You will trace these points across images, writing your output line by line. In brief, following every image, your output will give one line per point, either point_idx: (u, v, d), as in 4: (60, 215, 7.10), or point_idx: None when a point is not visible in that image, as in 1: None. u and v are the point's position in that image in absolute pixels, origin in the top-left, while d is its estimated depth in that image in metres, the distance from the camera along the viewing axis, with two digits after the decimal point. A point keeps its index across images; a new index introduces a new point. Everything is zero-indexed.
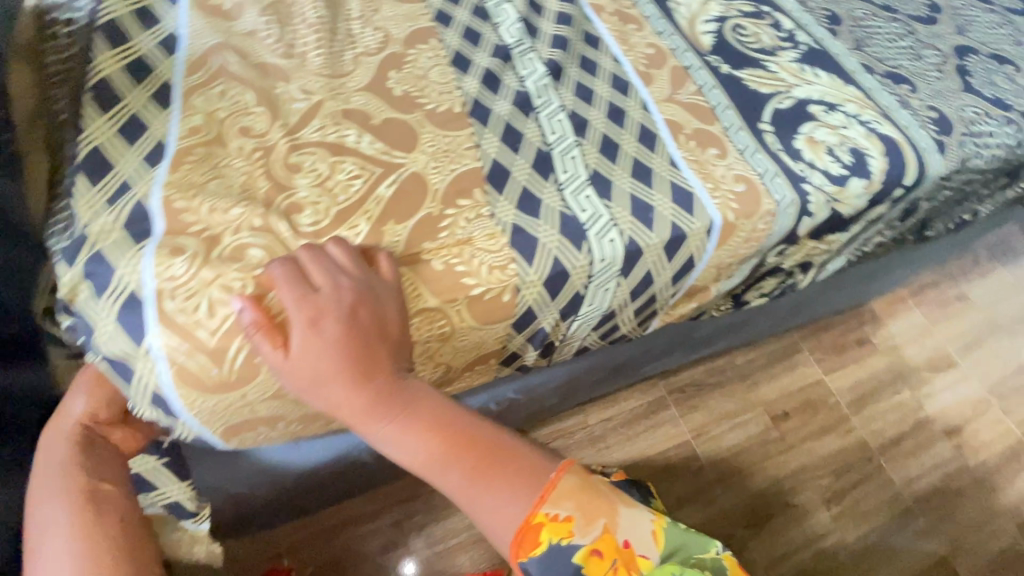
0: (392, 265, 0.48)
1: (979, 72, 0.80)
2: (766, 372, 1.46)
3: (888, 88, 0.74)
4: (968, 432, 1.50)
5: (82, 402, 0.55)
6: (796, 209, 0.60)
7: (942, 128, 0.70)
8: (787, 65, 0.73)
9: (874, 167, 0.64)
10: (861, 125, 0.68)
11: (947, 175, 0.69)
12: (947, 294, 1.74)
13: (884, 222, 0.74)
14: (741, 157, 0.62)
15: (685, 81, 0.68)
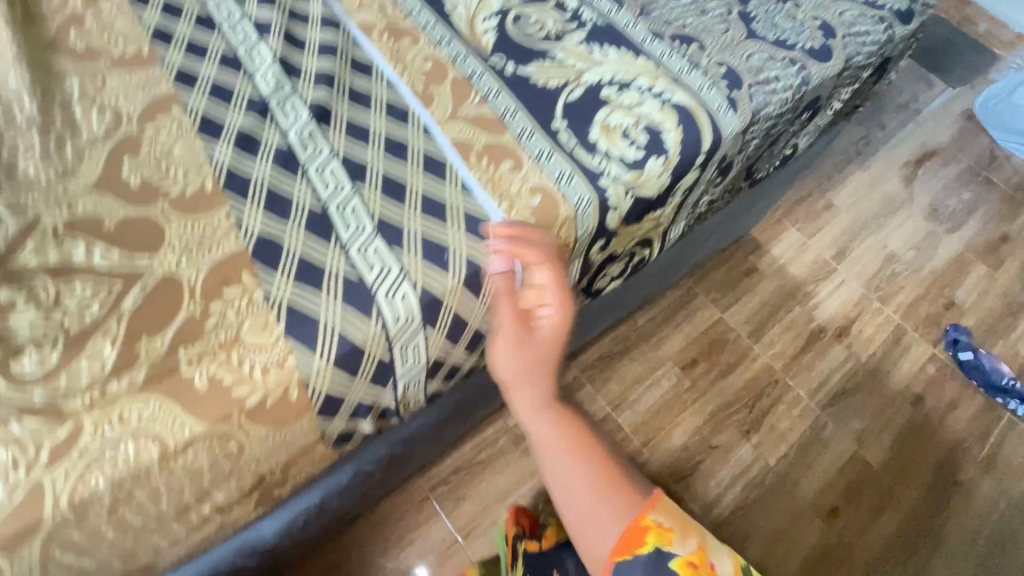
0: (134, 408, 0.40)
1: (762, 15, 0.81)
2: (668, 325, 1.51)
3: (677, 50, 0.73)
4: (856, 330, 1.62)
5: None
6: (597, 207, 0.58)
7: (732, 83, 0.71)
8: (575, 50, 0.71)
9: (670, 142, 0.64)
10: (654, 97, 0.67)
11: (746, 128, 0.70)
12: (815, 206, 1.86)
13: (704, 184, 0.75)
14: (535, 164, 0.59)
15: (468, 91, 0.64)
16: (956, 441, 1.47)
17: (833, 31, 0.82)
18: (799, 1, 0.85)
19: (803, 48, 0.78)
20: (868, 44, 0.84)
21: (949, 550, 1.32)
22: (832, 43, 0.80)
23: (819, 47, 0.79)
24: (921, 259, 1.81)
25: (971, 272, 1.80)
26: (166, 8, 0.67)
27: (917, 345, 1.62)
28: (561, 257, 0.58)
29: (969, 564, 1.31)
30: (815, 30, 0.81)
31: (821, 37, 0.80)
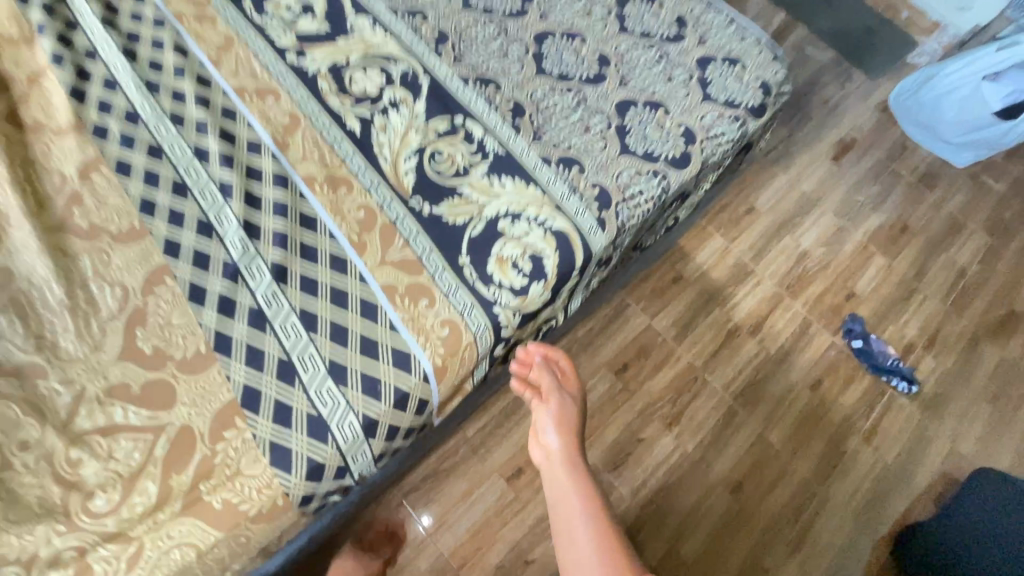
0: (181, 528, 0.64)
1: (635, 127, 1.00)
2: (604, 336, 1.74)
3: (561, 175, 0.93)
4: (768, 326, 1.87)
5: None
6: (491, 330, 0.79)
7: (602, 203, 0.91)
8: (478, 184, 0.90)
9: (549, 267, 0.84)
10: (539, 226, 0.87)
11: (614, 239, 0.91)
12: (739, 209, 2.05)
13: (589, 277, 0.96)
14: (445, 299, 0.79)
15: (393, 235, 0.83)
16: (845, 417, 1.76)
17: (694, 136, 1.01)
18: (668, 107, 1.04)
19: (665, 158, 0.98)
20: (723, 142, 1.03)
21: (832, 509, 1.63)
22: (691, 149, 1.00)
23: (679, 155, 0.99)
24: (830, 255, 2.03)
25: (872, 263, 2.04)
26: (148, 177, 0.83)
27: (820, 335, 1.88)
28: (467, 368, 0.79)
29: (847, 520, 1.62)
30: (678, 138, 1.00)
31: (683, 145, 1.00)
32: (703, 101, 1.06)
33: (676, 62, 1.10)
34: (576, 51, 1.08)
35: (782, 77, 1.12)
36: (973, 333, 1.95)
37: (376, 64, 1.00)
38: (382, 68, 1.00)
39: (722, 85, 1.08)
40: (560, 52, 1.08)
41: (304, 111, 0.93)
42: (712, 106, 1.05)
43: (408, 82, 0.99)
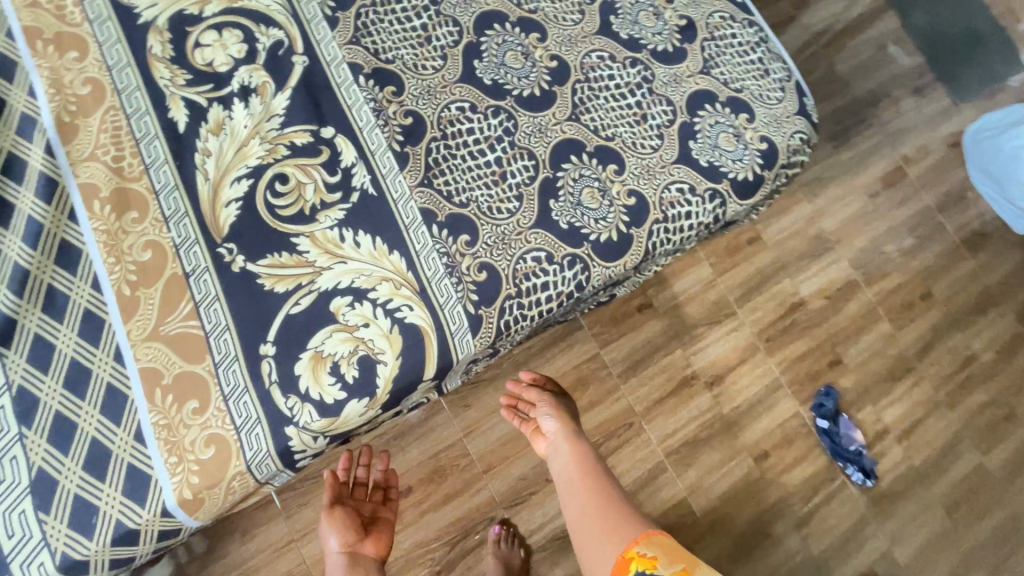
0: None
1: (568, 187, 0.74)
2: (541, 358, 1.54)
3: (442, 244, 0.68)
4: (729, 380, 1.66)
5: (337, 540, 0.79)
6: (278, 455, 0.60)
7: (485, 295, 0.68)
8: (323, 238, 0.66)
9: (382, 379, 0.63)
10: (385, 317, 0.65)
11: (490, 345, 0.69)
12: (740, 238, 1.76)
13: (461, 372, 0.75)
14: (222, 405, 0.59)
15: (181, 296, 0.61)
16: (781, 498, 1.60)
17: (645, 213, 0.75)
18: (625, 163, 0.76)
19: (594, 240, 0.72)
20: (685, 227, 0.77)
21: None
22: (636, 232, 0.74)
23: (617, 238, 0.73)
24: (828, 311, 1.75)
25: (873, 329, 1.76)
26: None
27: (785, 401, 1.68)
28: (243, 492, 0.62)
29: None
30: (622, 213, 0.74)
31: (625, 224, 0.74)
32: (676, 161, 0.78)
33: (659, 94, 0.81)
34: (525, 53, 0.79)
35: (797, 141, 0.83)
36: (959, 431, 1.72)
37: (236, 23, 0.72)
38: (244, 31, 0.72)
39: (711, 142, 0.80)
40: (503, 50, 0.78)
41: (111, 80, 0.67)
42: (685, 172, 0.78)
43: (274, 60, 0.72)
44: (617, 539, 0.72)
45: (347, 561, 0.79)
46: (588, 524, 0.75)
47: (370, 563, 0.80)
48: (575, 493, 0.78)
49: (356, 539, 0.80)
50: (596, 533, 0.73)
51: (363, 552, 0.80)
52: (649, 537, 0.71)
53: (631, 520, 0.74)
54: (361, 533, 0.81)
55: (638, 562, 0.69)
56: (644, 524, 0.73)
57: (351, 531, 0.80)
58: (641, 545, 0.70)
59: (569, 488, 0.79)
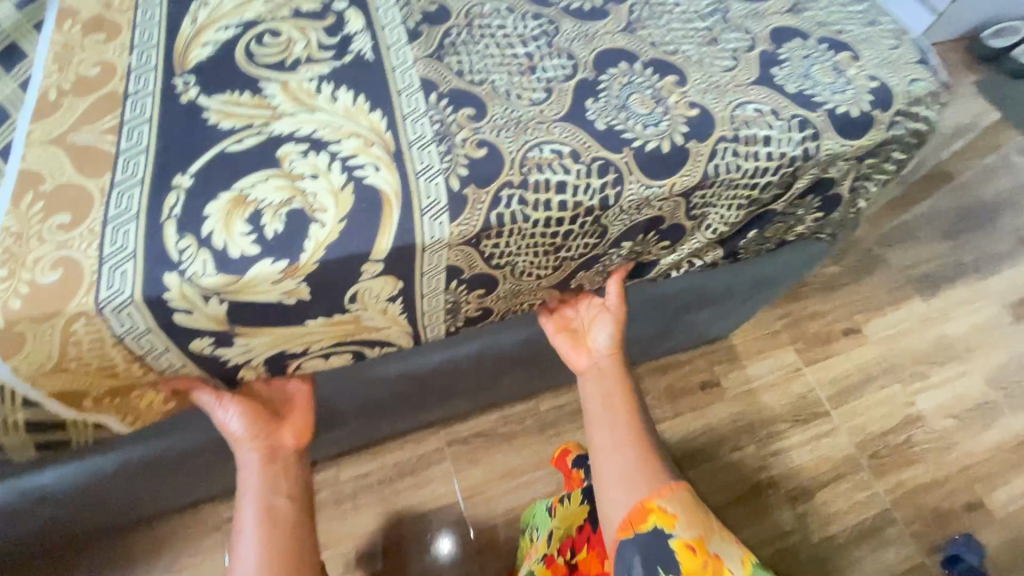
0: None
1: (610, 88, 0.59)
2: (575, 421, 1.27)
3: (438, 113, 0.54)
4: (819, 500, 1.27)
5: (243, 431, 0.58)
6: (145, 304, 0.44)
7: (477, 173, 0.50)
8: (298, 87, 0.54)
9: (312, 241, 0.46)
10: (340, 172, 0.49)
11: (473, 242, 0.50)
12: (833, 328, 1.48)
13: (442, 293, 0.56)
14: (98, 228, 0.44)
15: (108, 111, 0.50)
16: None
17: (710, 128, 0.57)
18: (687, 76, 0.61)
19: (638, 146, 0.54)
20: (760, 158, 0.58)
21: None
22: (695, 147, 0.56)
23: (667, 148, 0.55)
24: (956, 435, 1.37)
25: None
26: None
27: (901, 544, 1.25)
28: (100, 353, 0.46)
29: None
30: (679, 122, 0.56)
31: (682, 135, 0.56)
32: (756, 86, 0.61)
33: (736, 24, 0.66)
34: None
35: (920, 90, 0.64)
36: None
37: None
38: None
39: (802, 72, 0.63)
40: None
41: None
42: (767, 97, 0.60)
43: None
44: (637, 484, 0.58)
45: (265, 455, 0.58)
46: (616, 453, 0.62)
47: (294, 460, 0.60)
48: (609, 420, 0.65)
49: (264, 431, 0.59)
50: (618, 471, 0.60)
51: (280, 445, 0.60)
52: (674, 488, 0.58)
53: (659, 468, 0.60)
54: (268, 427, 0.59)
55: (656, 517, 0.56)
56: (674, 476, 0.60)
57: (257, 420, 0.58)
58: (663, 499, 0.57)
59: (602, 401, 0.67)
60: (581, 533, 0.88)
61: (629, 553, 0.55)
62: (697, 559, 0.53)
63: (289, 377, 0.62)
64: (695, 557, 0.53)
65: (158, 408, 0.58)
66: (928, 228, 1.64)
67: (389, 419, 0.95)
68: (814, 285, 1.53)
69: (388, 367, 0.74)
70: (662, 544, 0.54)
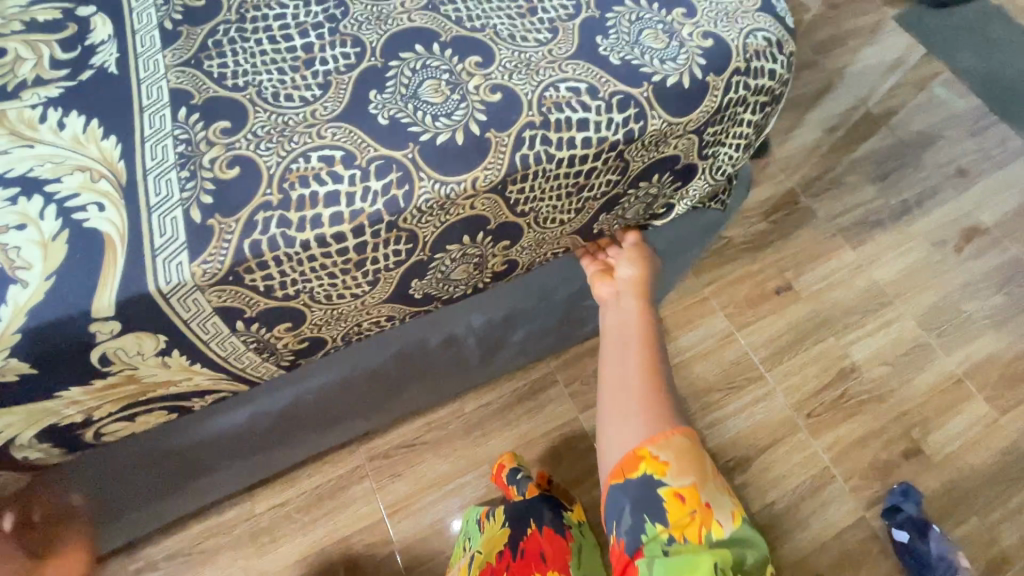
0: None
1: (401, 77, 0.51)
2: (501, 420, 1.22)
3: (185, 130, 0.46)
4: (756, 467, 1.25)
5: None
6: None
7: (225, 198, 0.43)
8: (17, 117, 0.46)
9: (11, 307, 0.38)
10: (53, 216, 0.41)
11: (232, 278, 0.43)
12: (764, 288, 1.44)
13: (231, 335, 0.49)
14: None
15: None
16: None
17: (514, 113, 0.50)
18: (494, 55, 0.53)
19: (427, 142, 0.47)
20: (577, 142, 0.51)
21: None
22: (496, 136, 0.49)
23: (462, 140, 0.48)
24: (892, 383, 1.36)
25: (964, 410, 1.34)
26: None
27: (841, 501, 1.24)
28: None
29: None
30: (477, 110, 0.50)
31: (481, 124, 0.49)
32: (574, 58, 0.54)
33: None
34: None
35: (759, 42, 0.57)
36: None
37: None
38: None
39: (628, 37, 0.56)
40: None
41: None
42: (585, 70, 0.53)
43: None
44: (638, 427, 0.58)
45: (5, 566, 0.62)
46: (621, 395, 0.61)
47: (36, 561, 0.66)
48: (621, 358, 0.64)
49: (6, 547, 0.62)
50: (621, 407, 0.61)
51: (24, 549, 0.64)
52: (672, 435, 0.58)
53: (663, 411, 0.59)
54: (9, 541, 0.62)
55: (648, 463, 0.56)
56: (679, 419, 0.60)
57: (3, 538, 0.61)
58: (657, 446, 0.57)
59: (620, 339, 0.66)
60: (501, 561, 0.76)
61: (619, 499, 0.57)
62: (685, 509, 0.55)
63: (90, 445, 0.55)
64: (683, 506, 0.55)
65: None
66: (855, 174, 1.60)
67: (273, 452, 0.87)
68: (742, 247, 1.49)
69: (233, 411, 0.67)
70: (651, 491, 0.56)
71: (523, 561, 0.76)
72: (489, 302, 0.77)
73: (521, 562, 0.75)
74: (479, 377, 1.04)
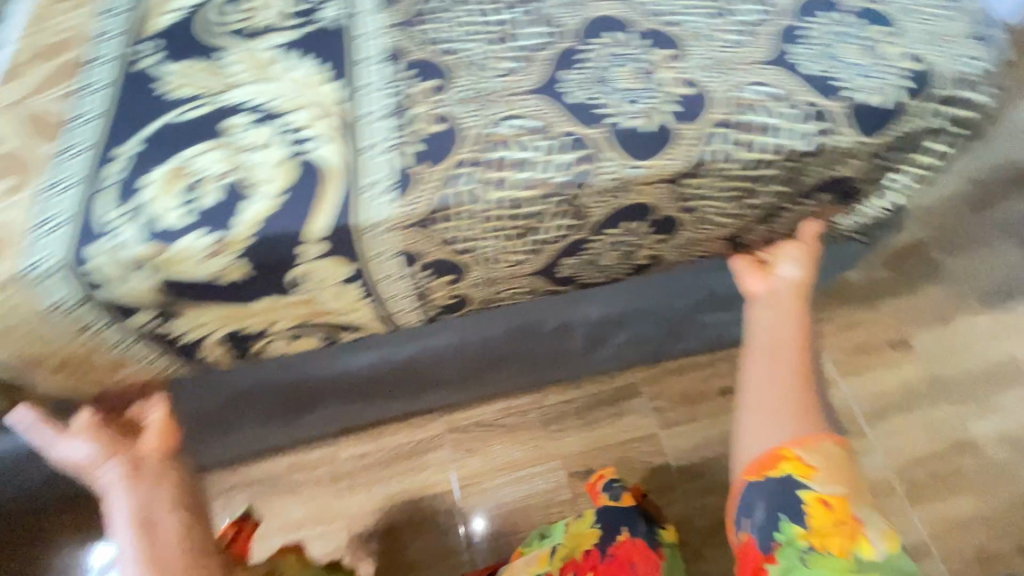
0: None
1: (595, 61, 0.52)
2: (579, 419, 1.22)
3: (399, 85, 0.50)
4: None
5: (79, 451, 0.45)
6: (77, 274, 0.42)
7: (431, 150, 0.46)
8: (257, 55, 0.52)
9: (247, 216, 0.43)
10: (284, 144, 0.46)
11: (425, 225, 0.47)
12: (874, 339, 1.31)
13: (401, 278, 0.52)
14: (35, 196, 0.43)
15: (67, 80, 0.49)
16: None
17: (704, 109, 0.50)
18: (687, 51, 0.54)
19: (617, 125, 0.49)
20: (763, 146, 0.50)
21: None
22: (684, 129, 0.49)
23: (652, 128, 0.49)
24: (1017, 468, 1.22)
25: None
26: None
27: None
28: (45, 324, 0.46)
29: None
30: (668, 101, 0.50)
31: (671, 115, 0.50)
32: (769, 63, 0.53)
33: None
34: None
35: (970, 70, 0.54)
36: None
37: None
38: None
39: (828, 48, 0.54)
40: None
41: None
42: (779, 75, 0.52)
43: None
44: (785, 422, 0.47)
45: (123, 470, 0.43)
46: (766, 383, 0.49)
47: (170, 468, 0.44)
48: (776, 345, 0.52)
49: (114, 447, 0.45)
50: (768, 399, 0.48)
51: (143, 457, 0.45)
52: (823, 441, 0.46)
53: (817, 416, 0.47)
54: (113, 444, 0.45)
55: (793, 466, 0.45)
56: (831, 428, 0.48)
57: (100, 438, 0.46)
58: (804, 448, 0.45)
59: (778, 329, 0.53)
60: (587, 559, 0.71)
61: (750, 500, 0.45)
62: (832, 519, 0.43)
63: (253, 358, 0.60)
64: (829, 516, 0.43)
65: (118, 381, 0.56)
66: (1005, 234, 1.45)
67: (374, 404, 0.92)
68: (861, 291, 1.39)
69: (364, 354, 0.72)
70: (791, 495, 0.44)
71: (611, 567, 0.69)
72: (611, 296, 0.78)
73: (608, 567, 0.69)
74: (572, 372, 1.05)
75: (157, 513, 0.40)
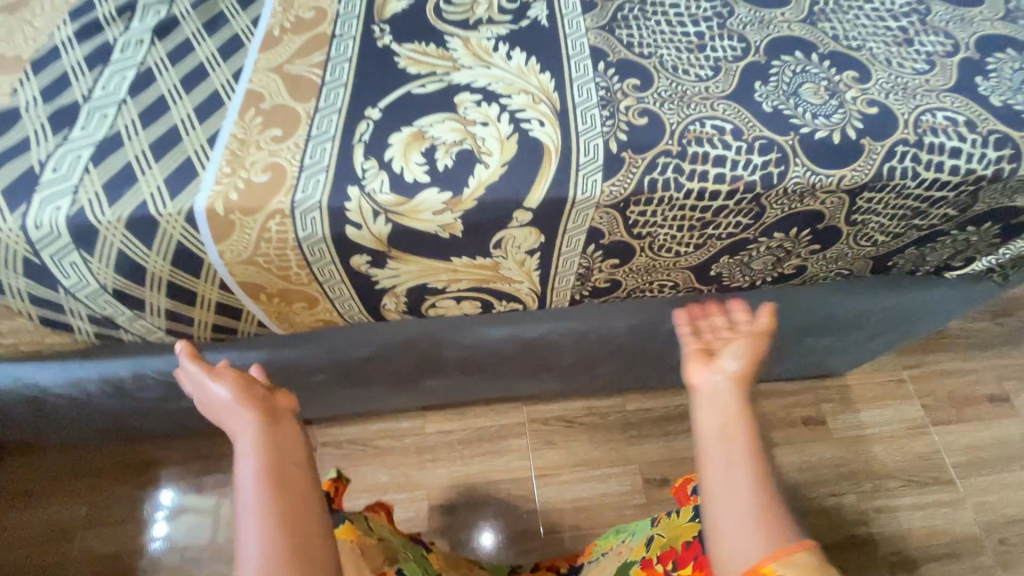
0: None
1: (783, 76, 0.57)
2: (660, 428, 1.22)
3: (604, 80, 0.55)
4: None
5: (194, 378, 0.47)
6: (330, 213, 0.50)
7: (636, 139, 0.51)
8: (476, 43, 0.58)
9: (476, 180, 0.50)
10: (507, 122, 0.52)
11: (622, 205, 0.52)
12: (974, 391, 1.16)
13: (579, 254, 0.57)
14: (301, 143, 0.51)
15: (318, 49, 0.57)
16: None
17: (890, 128, 0.53)
18: (871, 74, 0.57)
19: (806, 134, 0.53)
20: (943, 168, 0.53)
21: None
22: (869, 144, 0.53)
23: (838, 141, 0.53)
24: None
25: None
26: None
27: None
28: (285, 254, 0.53)
29: None
30: (855, 117, 0.54)
31: (857, 130, 0.53)
32: (951, 91, 0.56)
33: (937, 26, 0.60)
34: None
35: None
36: None
37: None
38: None
39: (1011, 84, 0.56)
40: None
41: None
42: (962, 104, 0.55)
43: None
44: (752, 536, 0.37)
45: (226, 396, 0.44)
46: (722, 492, 0.39)
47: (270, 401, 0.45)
48: (726, 444, 0.42)
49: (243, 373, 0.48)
50: (733, 512, 0.38)
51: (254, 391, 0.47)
52: (799, 551, 0.36)
53: (787, 529, 0.37)
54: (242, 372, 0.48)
55: None
56: (805, 533, 0.37)
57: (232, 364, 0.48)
58: (777, 565, 0.35)
59: (732, 427, 0.42)
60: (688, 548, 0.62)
61: None
62: None
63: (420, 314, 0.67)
64: None
65: (308, 320, 0.63)
66: None
67: (483, 383, 0.95)
68: None
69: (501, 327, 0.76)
70: None
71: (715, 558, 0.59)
72: None
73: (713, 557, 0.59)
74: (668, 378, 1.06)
75: (257, 442, 0.39)
